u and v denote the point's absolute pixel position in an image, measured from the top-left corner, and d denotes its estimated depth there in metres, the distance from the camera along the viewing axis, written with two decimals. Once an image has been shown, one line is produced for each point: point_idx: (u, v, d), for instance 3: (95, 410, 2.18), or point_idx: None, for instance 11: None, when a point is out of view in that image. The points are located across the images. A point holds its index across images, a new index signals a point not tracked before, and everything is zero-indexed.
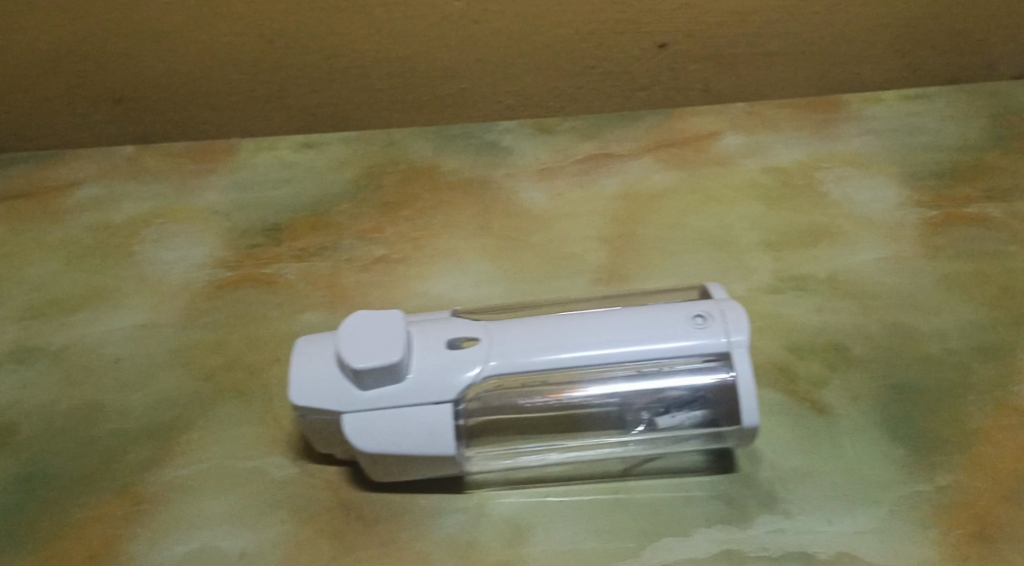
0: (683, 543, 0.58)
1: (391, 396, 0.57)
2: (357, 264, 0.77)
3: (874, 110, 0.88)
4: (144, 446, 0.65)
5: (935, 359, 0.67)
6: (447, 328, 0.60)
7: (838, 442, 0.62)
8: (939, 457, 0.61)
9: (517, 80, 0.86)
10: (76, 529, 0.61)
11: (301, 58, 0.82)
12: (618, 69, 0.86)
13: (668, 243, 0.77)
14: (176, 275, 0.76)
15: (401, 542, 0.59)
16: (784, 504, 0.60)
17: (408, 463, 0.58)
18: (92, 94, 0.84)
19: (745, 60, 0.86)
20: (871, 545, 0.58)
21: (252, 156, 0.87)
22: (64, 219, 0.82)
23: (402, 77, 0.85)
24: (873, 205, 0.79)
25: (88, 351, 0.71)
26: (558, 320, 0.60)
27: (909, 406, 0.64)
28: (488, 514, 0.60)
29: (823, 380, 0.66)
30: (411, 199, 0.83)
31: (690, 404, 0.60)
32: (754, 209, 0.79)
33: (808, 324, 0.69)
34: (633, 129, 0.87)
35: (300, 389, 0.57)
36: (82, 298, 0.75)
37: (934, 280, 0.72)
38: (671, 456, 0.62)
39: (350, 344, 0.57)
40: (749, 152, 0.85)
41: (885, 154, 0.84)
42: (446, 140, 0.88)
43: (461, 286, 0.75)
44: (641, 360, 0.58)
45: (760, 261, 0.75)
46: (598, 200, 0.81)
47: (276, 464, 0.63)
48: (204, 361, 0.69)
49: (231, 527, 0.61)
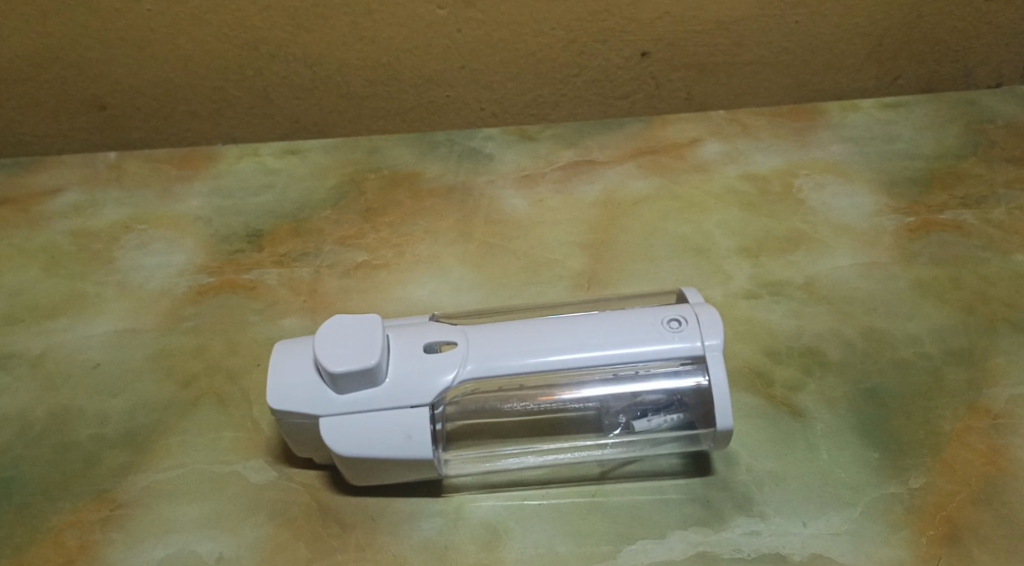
0: (659, 545, 0.59)
1: (368, 400, 0.58)
2: (339, 269, 0.77)
3: (852, 118, 0.89)
4: (122, 451, 0.65)
5: (909, 363, 0.68)
6: (425, 333, 0.60)
7: (813, 445, 0.63)
8: (912, 460, 0.62)
9: (499, 88, 0.87)
10: (52, 533, 0.61)
11: (284, 64, 0.83)
12: (600, 77, 0.87)
13: (647, 249, 0.78)
14: (157, 281, 0.77)
15: (378, 546, 0.59)
16: (759, 507, 0.60)
17: (385, 466, 0.58)
18: (75, 101, 0.84)
19: (724, 68, 0.87)
20: (844, 547, 0.58)
21: (235, 163, 0.87)
22: (45, 225, 0.82)
23: (385, 84, 0.85)
24: (850, 211, 0.80)
25: (66, 356, 0.71)
26: (535, 324, 0.60)
27: (883, 409, 0.65)
28: (466, 518, 0.61)
29: (799, 385, 0.67)
30: (392, 206, 0.83)
31: (667, 407, 0.61)
32: (732, 216, 0.80)
33: (785, 329, 0.70)
34: (615, 136, 0.88)
35: (278, 393, 0.58)
36: (61, 304, 0.75)
37: (910, 285, 0.73)
38: (648, 459, 0.63)
39: (327, 348, 0.57)
40: (729, 159, 0.86)
41: (862, 161, 0.85)
42: (429, 147, 0.88)
43: (441, 291, 0.75)
44: (617, 363, 0.58)
45: (738, 267, 0.76)
46: (578, 206, 0.82)
47: (254, 468, 0.63)
48: (183, 366, 0.70)
49: (208, 531, 0.61)
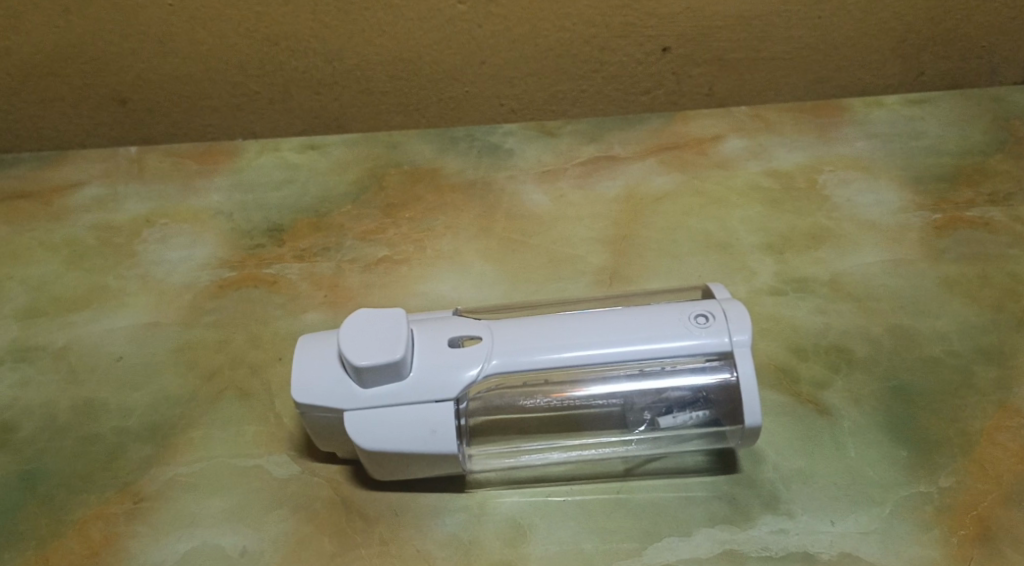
0: (685, 543, 0.58)
1: (392, 395, 0.57)
2: (360, 264, 0.77)
3: (877, 114, 0.88)
4: (146, 444, 0.65)
5: (937, 361, 0.67)
6: (449, 327, 0.60)
7: (840, 443, 0.62)
8: (941, 458, 0.61)
9: (520, 83, 0.86)
10: (77, 526, 0.61)
11: (305, 60, 0.83)
12: (621, 72, 0.86)
13: (670, 245, 0.77)
14: (179, 274, 0.77)
15: (402, 541, 0.59)
16: (786, 505, 0.60)
17: (409, 461, 0.58)
18: (97, 95, 0.84)
19: (747, 64, 0.87)
20: (873, 545, 0.58)
21: (255, 157, 0.87)
22: (68, 219, 0.82)
23: (406, 79, 0.85)
24: (875, 208, 0.79)
25: (89, 350, 0.71)
26: (559, 319, 0.60)
27: (911, 407, 0.64)
28: (489, 514, 0.60)
29: (825, 382, 0.66)
30: (414, 201, 0.83)
31: (692, 404, 0.60)
32: (756, 212, 0.79)
33: (810, 326, 0.69)
34: (636, 131, 0.88)
35: (302, 386, 0.57)
36: (84, 298, 0.75)
37: (937, 283, 0.72)
38: (674, 456, 0.62)
39: (352, 342, 0.57)
40: (752, 155, 0.85)
41: (888, 157, 0.84)
42: (450, 142, 0.88)
43: (463, 287, 0.75)
44: (643, 359, 0.58)
45: (762, 263, 0.75)
46: (599, 202, 0.81)
47: (277, 462, 0.63)
48: (206, 360, 0.70)
49: (232, 525, 0.61)
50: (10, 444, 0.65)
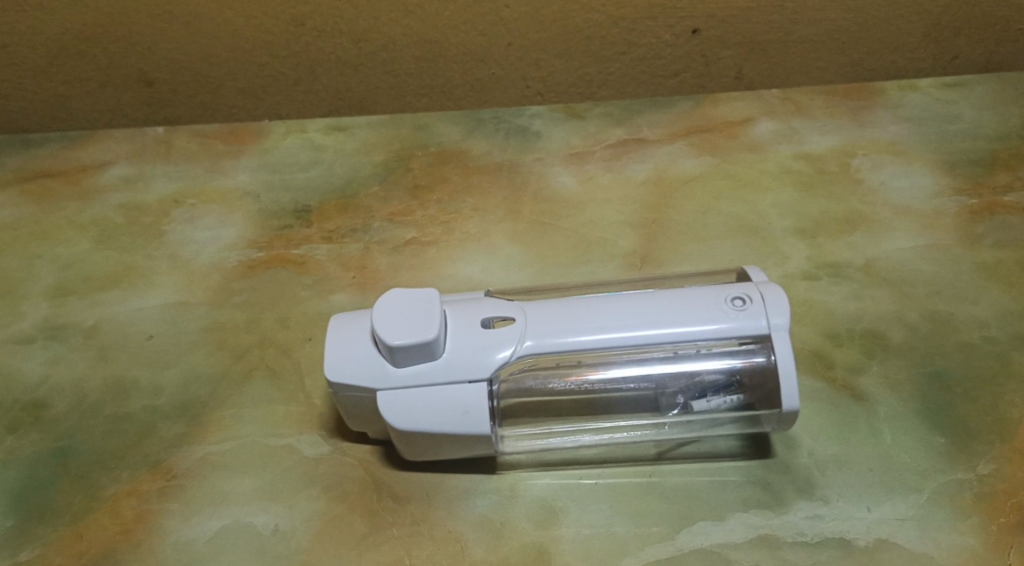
0: (718, 528, 0.58)
1: (425, 374, 0.57)
2: (388, 246, 0.77)
3: (911, 98, 0.87)
4: (176, 422, 0.65)
5: (974, 348, 0.66)
6: (481, 308, 0.59)
7: (876, 429, 0.62)
8: (978, 445, 0.61)
9: (548, 65, 0.85)
10: (109, 503, 0.61)
11: (331, 40, 0.82)
12: (649, 55, 0.85)
13: (701, 228, 0.76)
14: (208, 254, 0.76)
15: (433, 521, 0.59)
16: (821, 490, 0.59)
17: (440, 441, 0.58)
18: (123, 76, 0.84)
19: (778, 46, 0.85)
20: (911, 532, 0.57)
21: (283, 138, 0.87)
22: (97, 198, 0.82)
23: (431, 61, 0.84)
24: (910, 192, 0.78)
25: (119, 328, 0.71)
26: (593, 301, 0.59)
27: (948, 394, 0.63)
28: (521, 496, 0.60)
29: (859, 367, 0.65)
30: (442, 182, 0.82)
31: (727, 387, 0.59)
32: (788, 196, 0.78)
33: (844, 311, 0.68)
34: (665, 114, 0.87)
35: (335, 364, 0.57)
36: (114, 277, 0.75)
37: (974, 268, 0.71)
38: (707, 440, 0.62)
39: (385, 321, 0.56)
40: (783, 138, 0.84)
41: (923, 141, 0.82)
42: (477, 124, 0.87)
43: (491, 269, 0.75)
44: (678, 342, 0.57)
45: (795, 247, 0.74)
46: (629, 185, 0.81)
47: (308, 442, 0.63)
48: (235, 339, 0.69)
49: (264, 504, 0.61)
50: (41, 422, 0.66)
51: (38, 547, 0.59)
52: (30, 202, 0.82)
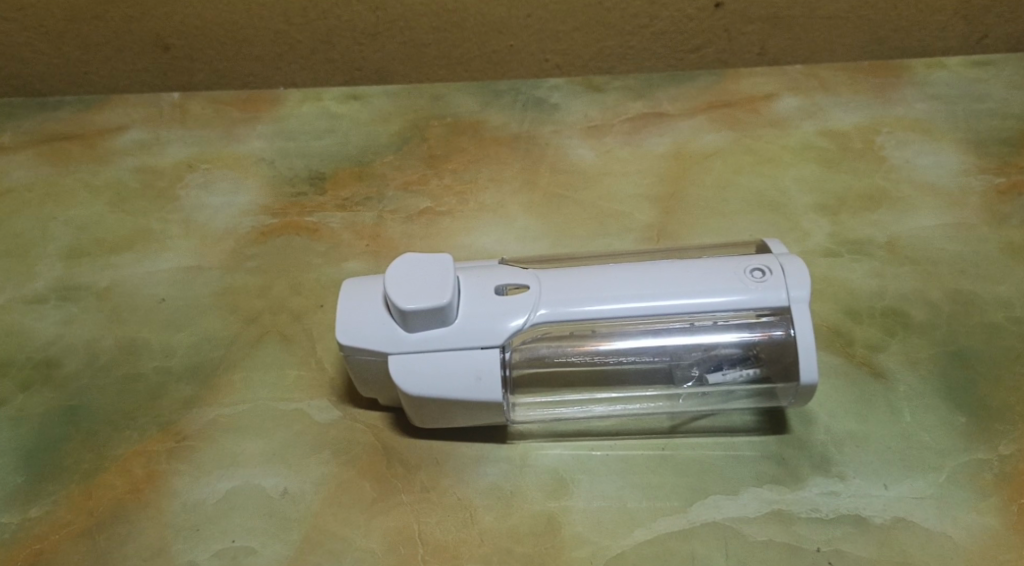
0: (731, 502, 0.57)
1: (437, 339, 0.56)
2: (403, 215, 0.76)
3: (938, 75, 0.85)
4: (187, 385, 0.64)
5: (998, 328, 0.64)
6: (495, 275, 0.59)
7: (896, 407, 0.61)
8: (1001, 425, 0.59)
9: (568, 37, 0.84)
10: (119, 462, 0.61)
11: (348, 8, 0.81)
12: (670, 29, 0.83)
13: (720, 203, 0.75)
14: (222, 219, 0.76)
15: (443, 488, 0.58)
16: (838, 467, 0.58)
17: (452, 408, 0.57)
18: (139, 41, 0.83)
19: (803, 22, 0.83)
20: (929, 511, 0.56)
21: (298, 106, 0.86)
22: (112, 161, 0.82)
23: (450, 31, 0.83)
24: (936, 169, 0.76)
25: (132, 291, 0.71)
26: (609, 270, 0.58)
27: (970, 374, 0.62)
28: (531, 465, 0.59)
29: (879, 345, 0.64)
30: (458, 152, 0.81)
31: (743, 361, 0.58)
32: (810, 171, 0.77)
33: (865, 289, 0.67)
34: (686, 88, 0.85)
35: (347, 328, 0.56)
36: (127, 240, 0.75)
37: (999, 248, 0.70)
38: (722, 414, 0.61)
39: (398, 284, 0.56)
40: (806, 114, 0.82)
41: (950, 119, 0.80)
42: (495, 95, 0.86)
43: (506, 240, 0.74)
44: (695, 312, 0.56)
45: (816, 223, 0.73)
46: (648, 158, 0.79)
47: (319, 407, 0.63)
48: (247, 304, 0.69)
49: (274, 467, 0.60)
50: (53, 380, 0.65)
51: (47, 505, 0.59)
52: (45, 164, 0.81)
